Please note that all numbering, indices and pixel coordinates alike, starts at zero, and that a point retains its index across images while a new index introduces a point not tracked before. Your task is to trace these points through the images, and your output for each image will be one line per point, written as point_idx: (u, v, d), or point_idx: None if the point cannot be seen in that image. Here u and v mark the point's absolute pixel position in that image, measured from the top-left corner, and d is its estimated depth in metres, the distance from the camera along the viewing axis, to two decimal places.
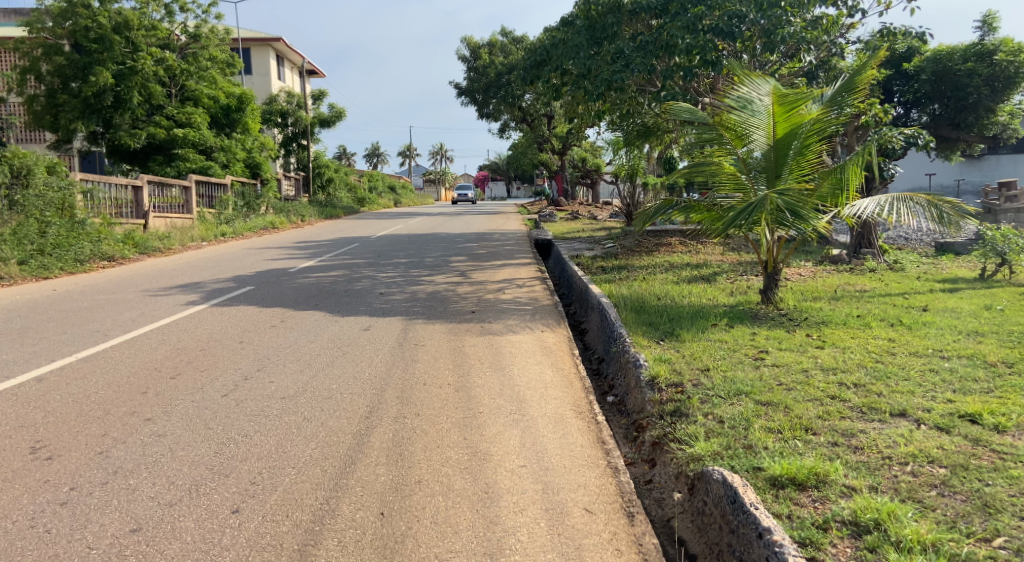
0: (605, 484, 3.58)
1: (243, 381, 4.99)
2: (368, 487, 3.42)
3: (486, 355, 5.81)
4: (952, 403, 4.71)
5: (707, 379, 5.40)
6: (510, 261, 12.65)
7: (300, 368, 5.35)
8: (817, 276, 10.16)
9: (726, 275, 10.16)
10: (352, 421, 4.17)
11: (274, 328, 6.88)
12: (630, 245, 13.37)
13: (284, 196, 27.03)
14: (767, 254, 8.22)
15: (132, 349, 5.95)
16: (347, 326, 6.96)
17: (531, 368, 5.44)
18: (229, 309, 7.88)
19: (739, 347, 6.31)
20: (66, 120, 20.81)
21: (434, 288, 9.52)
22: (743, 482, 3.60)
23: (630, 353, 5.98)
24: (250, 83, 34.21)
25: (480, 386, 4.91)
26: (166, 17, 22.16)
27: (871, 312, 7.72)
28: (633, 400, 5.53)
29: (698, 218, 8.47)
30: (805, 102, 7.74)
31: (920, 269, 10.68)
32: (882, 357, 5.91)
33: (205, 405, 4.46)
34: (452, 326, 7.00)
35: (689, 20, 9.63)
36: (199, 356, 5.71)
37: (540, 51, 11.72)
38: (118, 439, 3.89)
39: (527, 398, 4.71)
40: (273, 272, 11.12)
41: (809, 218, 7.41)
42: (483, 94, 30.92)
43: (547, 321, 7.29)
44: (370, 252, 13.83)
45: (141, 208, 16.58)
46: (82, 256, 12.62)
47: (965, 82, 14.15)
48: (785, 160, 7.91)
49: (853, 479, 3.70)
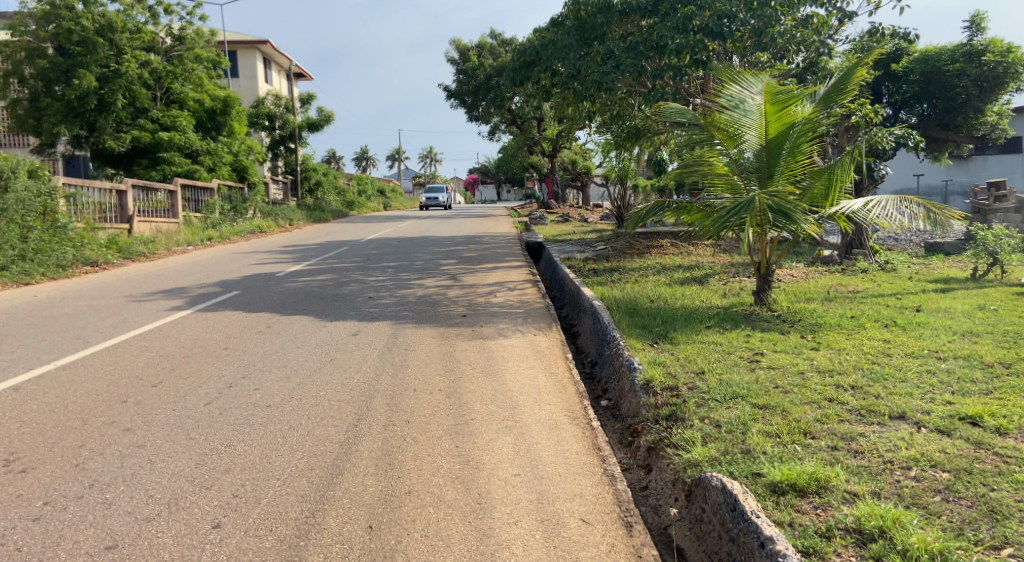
0: (602, 493, 3.46)
1: (226, 389, 4.84)
2: (357, 499, 3.29)
3: (477, 360, 5.68)
4: (951, 405, 4.63)
5: (702, 382, 5.35)
6: (500, 263, 12.56)
7: (287, 375, 5.21)
8: (810, 277, 10.12)
9: (718, 277, 10.06)
10: (341, 428, 4.06)
11: (260, 333, 6.74)
12: (620, 247, 13.30)
13: (272, 200, 26.86)
14: (759, 255, 8.17)
15: (113, 357, 5.79)
16: (335, 331, 6.83)
17: (524, 373, 5.33)
18: (215, 314, 7.74)
19: (734, 350, 6.24)
20: (49, 124, 20.56)
21: (424, 292, 9.39)
22: (743, 489, 3.50)
23: (623, 356, 5.91)
24: (237, 85, 34.01)
25: (471, 392, 4.79)
26: (151, 20, 22.00)
27: (865, 313, 7.68)
28: (628, 404, 5.50)
29: (690, 219, 8.39)
30: (797, 101, 7.71)
31: (912, 269, 10.68)
32: (879, 358, 5.84)
33: (188, 414, 4.31)
34: (443, 330, 6.88)
35: (678, 20, 9.53)
36: (182, 363, 5.57)
37: (528, 51, 11.57)
38: (96, 451, 3.75)
39: (521, 403, 4.60)
40: (261, 276, 10.99)
41: (799, 219, 7.35)
42: (473, 97, 30.80)
43: (539, 325, 7.19)
44: (359, 256, 13.68)
45: (126, 212, 16.38)
46: (65, 261, 12.45)
47: (953, 82, 14.34)
48: (777, 161, 7.87)
49: (856, 484, 3.60)
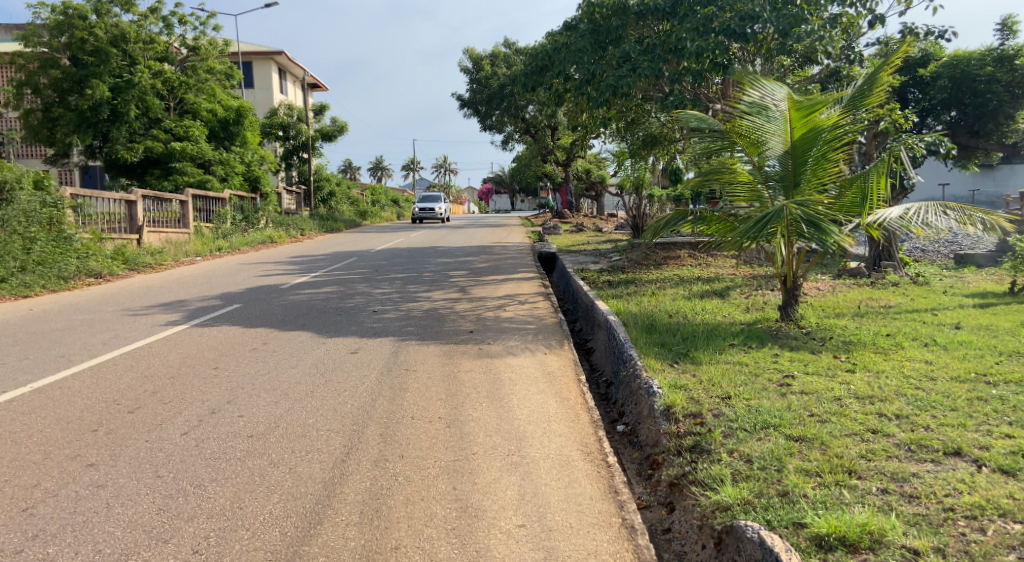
0: (619, 552, 3.00)
1: (208, 416, 4.43)
2: (335, 556, 2.87)
3: (483, 383, 5.24)
4: (1012, 439, 4.14)
5: (729, 409, 4.90)
6: (511, 275, 12.15)
7: (276, 399, 4.79)
8: (837, 290, 9.61)
9: (739, 289, 9.59)
10: (327, 464, 3.63)
11: (253, 351, 6.34)
12: (637, 258, 12.84)
13: (285, 210, 26.64)
14: (785, 267, 7.68)
15: (94, 378, 5.40)
16: (333, 349, 6.42)
17: (534, 399, 4.87)
18: (211, 330, 7.36)
19: (761, 372, 5.76)
20: (61, 134, 20.46)
21: (432, 305, 8.98)
22: (786, 545, 3.08)
23: (643, 379, 5.51)
24: (252, 96, 33.89)
25: (474, 421, 4.34)
26: (165, 30, 21.87)
27: (902, 330, 7.18)
28: (647, 432, 5.11)
29: (710, 230, 7.97)
30: (824, 106, 7.24)
31: (946, 283, 10.12)
32: (923, 383, 5.34)
33: (161, 446, 3.90)
34: (448, 348, 6.44)
35: (698, 22, 9.05)
36: (166, 385, 5.16)
37: (541, 56, 11.07)
38: (50, 492, 3.37)
39: (528, 434, 4.15)
40: (265, 288, 10.63)
41: (828, 229, 6.83)
42: (486, 106, 30.57)
43: (550, 343, 6.75)
44: (367, 267, 13.28)
45: (135, 223, 16.12)
46: (67, 273, 12.14)
47: (983, 88, 14.18)
48: (804, 169, 7.38)
49: (915, 538, 3.13)
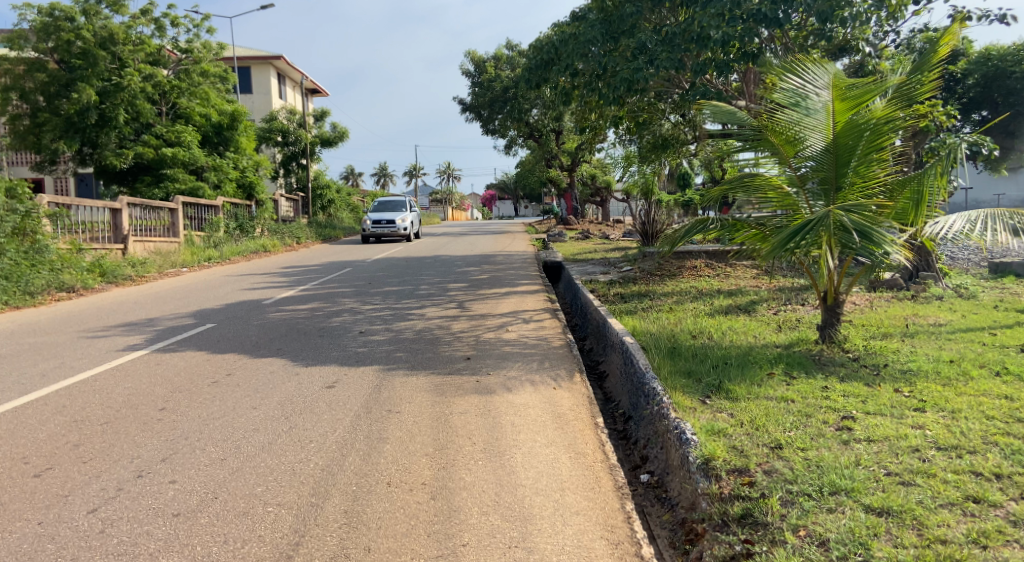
0: None
1: (130, 482, 3.51)
2: None
3: (479, 430, 4.29)
4: None
5: (784, 464, 3.95)
6: (514, 288, 11.23)
7: (222, 455, 3.86)
8: (876, 305, 8.66)
9: (767, 304, 8.65)
10: None
11: (213, 386, 5.40)
12: (649, 269, 11.91)
13: (282, 217, 25.75)
14: (826, 283, 6.73)
15: (11, 424, 4.47)
16: (307, 382, 5.47)
17: (543, 453, 3.93)
18: (171, 357, 6.42)
19: (813, 411, 4.80)
20: (47, 139, 19.62)
21: (425, 324, 8.02)
22: None
23: (673, 422, 4.55)
24: (249, 101, 33.10)
25: (467, 490, 3.41)
26: (157, 32, 21.00)
27: (963, 354, 6.24)
28: (679, 489, 4.18)
29: (741, 238, 7.11)
30: (872, 96, 6.32)
31: (993, 296, 9.19)
32: (1014, 427, 4.39)
33: (55, 534, 3.03)
34: (441, 381, 5.48)
35: (724, 7, 8.11)
36: (95, 435, 4.23)
37: (546, 49, 10.14)
38: None
39: (535, 512, 3.24)
40: (244, 304, 9.68)
41: (882, 240, 5.84)
42: (489, 109, 29.53)
43: (560, 373, 5.79)
44: (360, 279, 12.35)
45: (119, 232, 15.22)
46: (35, 287, 11.21)
47: (1018, 85, 13.28)
48: (847, 169, 6.41)
49: None
